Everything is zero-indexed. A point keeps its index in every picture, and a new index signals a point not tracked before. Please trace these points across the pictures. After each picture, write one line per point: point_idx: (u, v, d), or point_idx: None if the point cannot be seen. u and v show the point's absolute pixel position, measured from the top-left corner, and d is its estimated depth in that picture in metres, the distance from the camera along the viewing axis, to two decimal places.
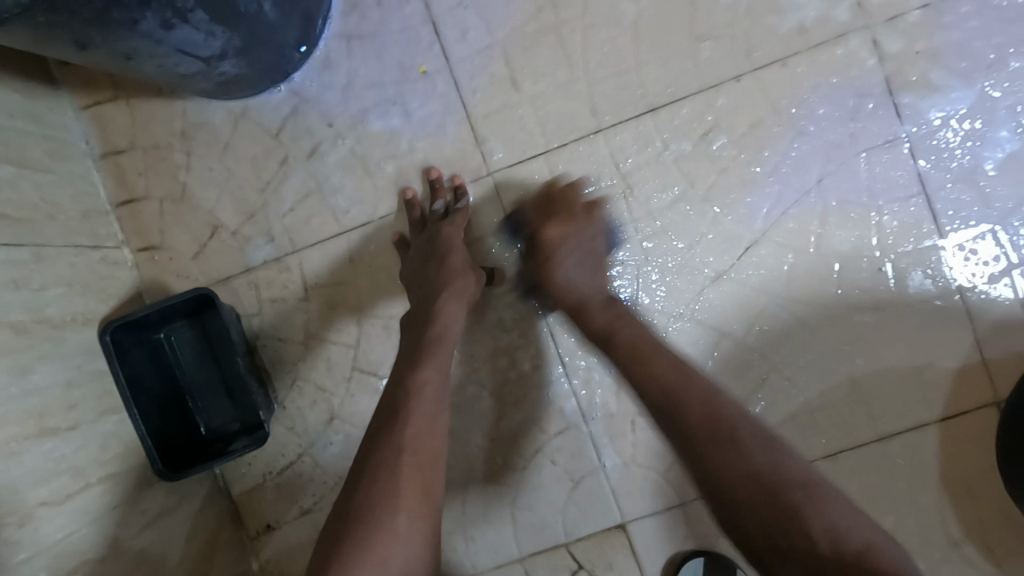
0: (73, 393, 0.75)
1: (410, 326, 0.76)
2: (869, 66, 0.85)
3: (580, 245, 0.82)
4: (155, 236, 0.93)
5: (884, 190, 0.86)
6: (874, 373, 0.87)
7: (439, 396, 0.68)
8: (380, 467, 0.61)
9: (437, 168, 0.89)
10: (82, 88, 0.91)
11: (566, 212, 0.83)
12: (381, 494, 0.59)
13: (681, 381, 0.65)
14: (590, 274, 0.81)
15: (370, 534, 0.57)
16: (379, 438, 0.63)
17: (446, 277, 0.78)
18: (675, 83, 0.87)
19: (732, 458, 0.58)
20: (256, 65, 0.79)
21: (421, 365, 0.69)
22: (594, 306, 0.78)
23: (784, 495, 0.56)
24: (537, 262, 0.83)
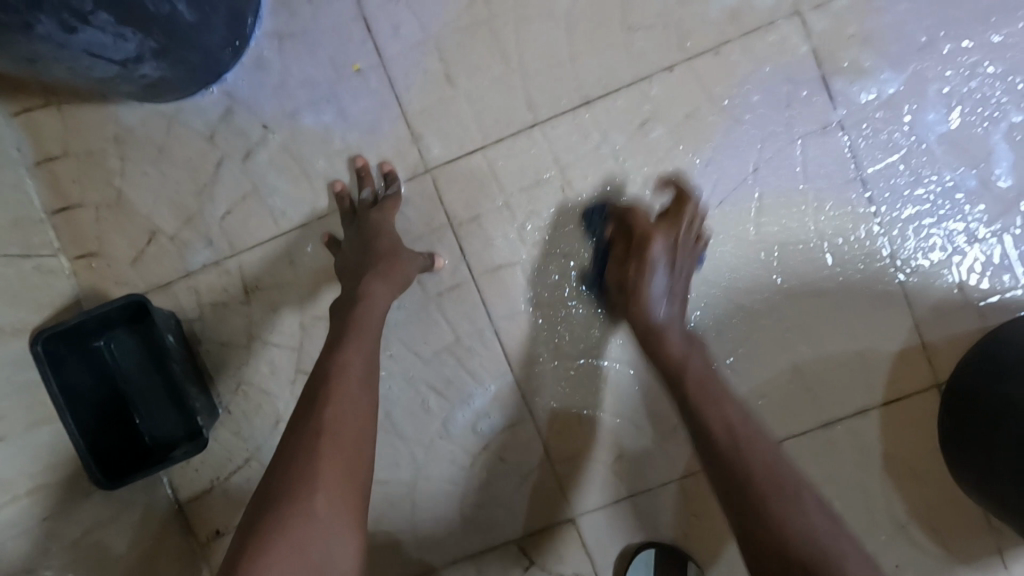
0: (1, 405, 0.74)
1: (335, 315, 0.76)
2: (800, 53, 0.85)
3: (675, 267, 0.80)
4: (92, 242, 0.91)
5: (818, 176, 0.86)
6: (816, 359, 0.88)
7: (362, 376, 0.68)
8: (298, 451, 0.60)
9: (363, 157, 0.89)
10: (12, 95, 0.90)
11: (671, 227, 0.81)
12: (298, 476, 0.58)
13: (742, 438, 0.66)
14: (673, 300, 0.79)
15: (287, 514, 0.56)
16: (299, 422, 0.63)
17: (370, 262, 0.79)
18: (609, 74, 0.87)
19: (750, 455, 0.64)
20: (181, 68, 0.78)
21: (341, 349, 0.70)
22: (670, 334, 0.77)
23: (755, 485, 0.62)
24: (633, 271, 0.80)
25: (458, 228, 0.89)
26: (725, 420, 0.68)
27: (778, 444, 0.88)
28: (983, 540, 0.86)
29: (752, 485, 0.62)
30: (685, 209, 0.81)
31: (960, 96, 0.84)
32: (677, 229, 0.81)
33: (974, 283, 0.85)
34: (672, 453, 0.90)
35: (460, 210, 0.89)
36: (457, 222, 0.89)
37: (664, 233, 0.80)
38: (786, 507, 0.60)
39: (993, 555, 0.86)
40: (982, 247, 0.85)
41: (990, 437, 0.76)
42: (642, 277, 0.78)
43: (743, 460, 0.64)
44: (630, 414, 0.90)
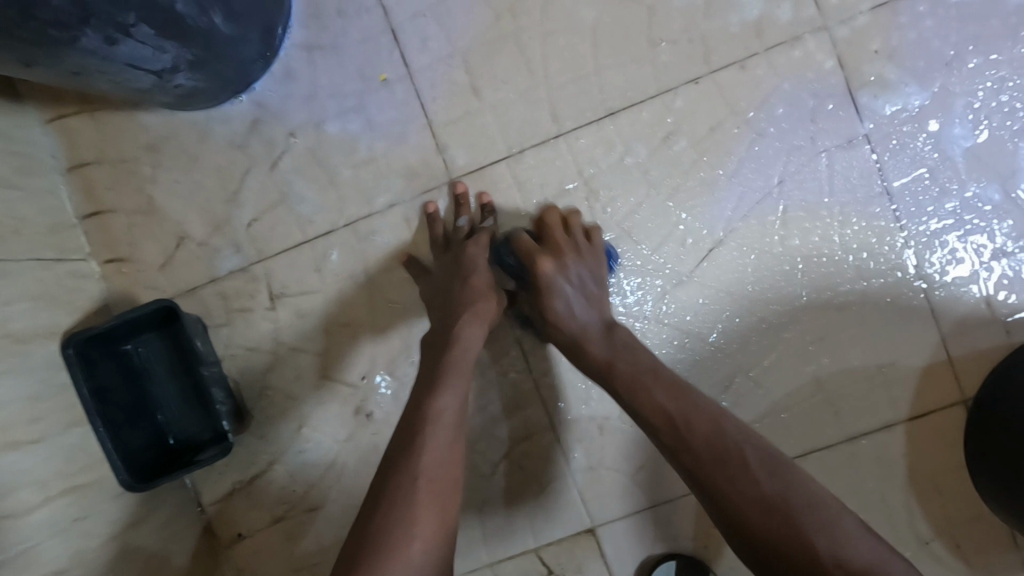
0: (37, 407, 0.76)
1: (429, 350, 0.76)
2: (826, 67, 0.85)
3: (575, 280, 0.79)
4: (123, 248, 0.93)
5: (843, 190, 0.86)
6: (840, 373, 0.87)
7: (454, 424, 0.69)
8: (398, 499, 0.62)
9: (464, 184, 0.89)
10: (49, 103, 0.92)
11: (556, 251, 0.81)
12: (396, 524, 0.60)
13: (684, 416, 0.66)
14: (589, 305, 0.78)
15: (384, 560, 0.58)
16: (396, 466, 0.64)
17: (468, 298, 0.78)
18: (633, 87, 0.87)
19: (647, 404, 0.68)
20: (214, 78, 0.80)
21: (437, 394, 0.70)
22: (592, 336, 0.76)
23: (728, 463, 0.63)
24: (535, 295, 0.80)
25: None
26: (664, 412, 0.67)
27: (799, 458, 0.88)
28: (1010, 558, 0.85)
29: (694, 454, 0.64)
30: (552, 223, 0.84)
31: (988, 111, 0.83)
32: (566, 247, 0.81)
33: (1001, 299, 0.85)
34: None
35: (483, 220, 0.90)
36: None
37: (546, 256, 0.80)
38: (735, 479, 0.62)
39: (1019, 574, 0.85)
40: (1009, 262, 0.84)
41: (1015, 451, 0.76)
42: (549, 298, 0.78)
43: (684, 446, 0.65)
44: None
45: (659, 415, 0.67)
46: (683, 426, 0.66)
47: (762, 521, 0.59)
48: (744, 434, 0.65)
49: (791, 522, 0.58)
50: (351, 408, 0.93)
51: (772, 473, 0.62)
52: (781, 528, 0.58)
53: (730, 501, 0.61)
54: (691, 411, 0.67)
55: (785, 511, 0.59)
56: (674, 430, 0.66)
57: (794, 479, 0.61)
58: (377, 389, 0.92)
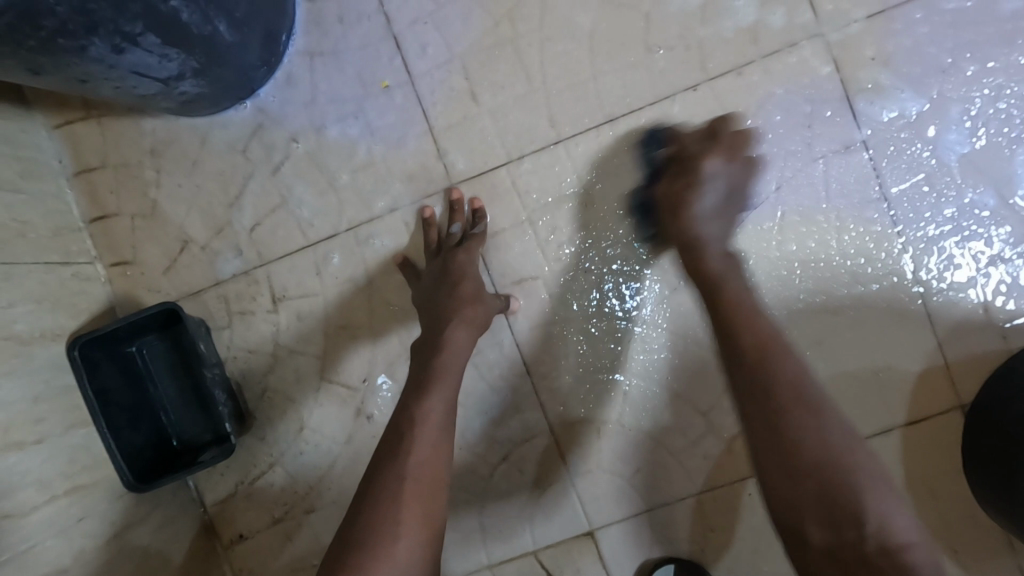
0: (41, 408, 0.77)
1: (418, 352, 0.78)
2: (822, 73, 0.85)
3: (727, 179, 0.78)
4: (127, 251, 0.95)
5: (840, 196, 0.86)
6: (836, 378, 0.88)
7: (442, 425, 0.70)
8: (385, 497, 0.63)
9: (458, 189, 0.90)
10: (55, 109, 0.94)
11: (721, 147, 0.79)
12: (382, 522, 0.61)
13: (776, 351, 0.65)
14: (722, 216, 0.77)
15: (370, 557, 0.59)
16: (383, 466, 0.66)
17: (455, 303, 0.80)
18: (631, 93, 0.88)
19: (760, 334, 0.66)
20: (217, 85, 0.81)
21: (426, 395, 0.71)
22: (711, 245, 0.75)
23: (800, 410, 0.60)
24: (682, 178, 0.79)
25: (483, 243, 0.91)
26: (756, 337, 0.66)
27: None
28: (1007, 563, 0.85)
29: (773, 391, 0.61)
30: (728, 128, 0.81)
31: (984, 117, 0.84)
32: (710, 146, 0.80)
33: (998, 305, 0.85)
34: (690, 467, 0.90)
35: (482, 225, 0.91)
36: None
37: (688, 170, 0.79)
38: (812, 427, 0.59)
39: None
40: (1006, 268, 0.85)
41: (1011, 456, 0.76)
42: (692, 194, 0.77)
43: (761, 376, 0.63)
44: (648, 429, 0.90)
45: (749, 343, 0.65)
46: (767, 357, 0.64)
47: (820, 473, 0.57)
48: (822, 395, 0.62)
49: (847, 483, 0.56)
50: (351, 410, 0.93)
51: (844, 435, 0.59)
52: (837, 487, 0.56)
53: (795, 447, 0.59)
54: (783, 355, 0.64)
55: (846, 476, 0.57)
56: (755, 363, 0.64)
57: (858, 447, 0.59)
58: (376, 392, 0.93)
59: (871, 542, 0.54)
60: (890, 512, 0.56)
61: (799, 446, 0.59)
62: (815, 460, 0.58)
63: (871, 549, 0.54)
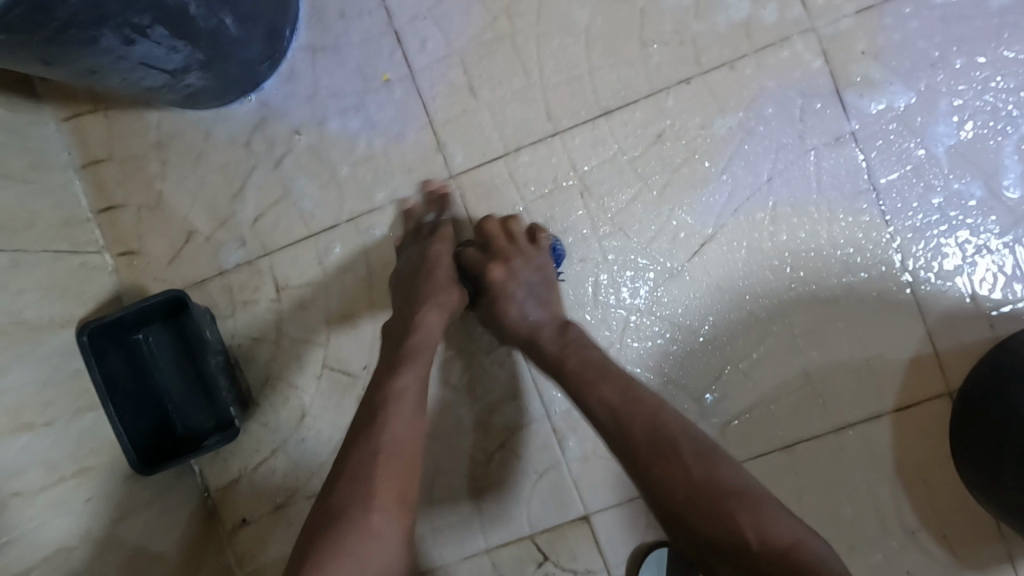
0: (50, 391, 0.79)
1: (391, 335, 0.79)
2: (813, 68, 0.87)
3: (536, 276, 0.85)
4: (134, 241, 0.97)
5: (830, 187, 0.88)
6: (828, 366, 0.89)
7: (415, 402, 0.72)
8: (358, 472, 0.65)
9: (433, 180, 0.93)
10: (64, 102, 0.96)
11: (511, 258, 0.85)
12: (356, 495, 0.63)
13: (626, 407, 0.70)
14: (542, 307, 0.84)
15: (345, 529, 0.61)
16: (357, 443, 0.67)
17: (430, 289, 0.82)
18: (626, 87, 0.90)
19: (593, 394, 0.72)
20: (222, 78, 0.83)
21: (398, 374, 0.73)
22: (544, 333, 0.82)
23: (665, 446, 0.65)
24: (494, 274, 0.84)
25: None
26: (609, 403, 0.71)
27: (787, 448, 0.90)
28: (993, 548, 0.87)
29: (631, 443, 0.67)
30: (515, 232, 0.87)
31: (972, 110, 0.86)
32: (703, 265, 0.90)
33: (986, 294, 0.87)
34: None
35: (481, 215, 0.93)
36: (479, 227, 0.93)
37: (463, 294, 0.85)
38: (668, 460, 0.64)
39: (1003, 563, 0.87)
40: (994, 257, 0.86)
41: (997, 441, 0.78)
42: (504, 300, 0.83)
43: (625, 435, 0.68)
44: None
45: (602, 405, 0.71)
46: (626, 414, 0.69)
47: (694, 504, 0.61)
48: (684, 427, 0.67)
49: (721, 505, 0.60)
50: (351, 398, 0.95)
51: (705, 454, 0.65)
52: (708, 507, 0.61)
53: (664, 492, 0.63)
54: (632, 399, 0.70)
55: (720, 495, 0.61)
56: (619, 430, 0.69)
57: (724, 466, 0.64)
58: None
59: (756, 546, 0.57)
60: (761, 517, 0.59)
61: (665, 485, 0.63)
62: (681, 493, 0.62)
63: (762, 558, 0.56)
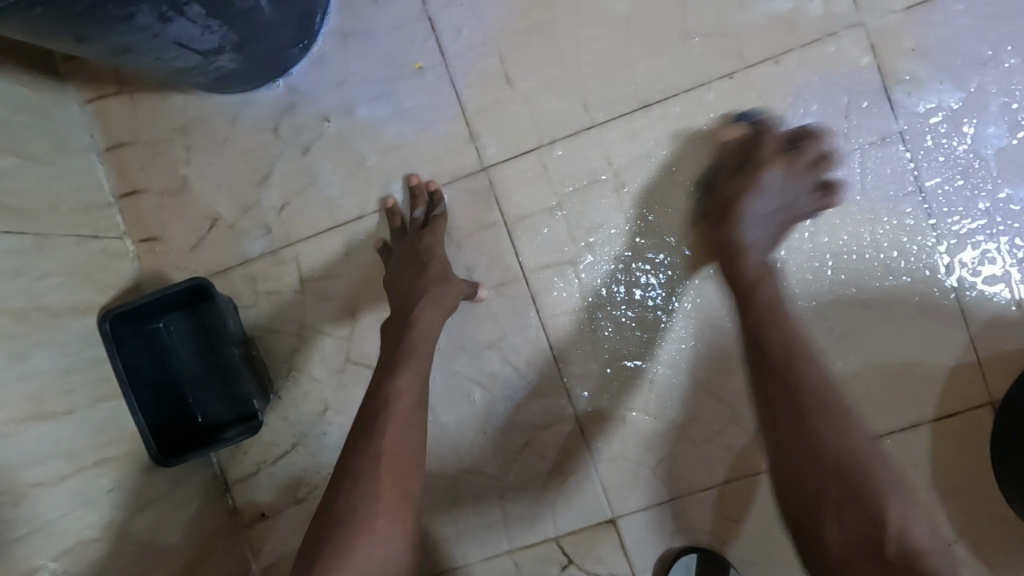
0: (72, 379, 0.77)
1: (387, 333, 0.78)
2: (861, 64, 0.85)
3: (779, 203, 0.79)
4: (156, 227, 0.95)
5: (874, 187, 0.86)
6: (866, 372, 0.87)
7: (416, 403, 0.70)
8: (361, 475, 0.63)
9: (417, 175, 0.91)
10: (88, 84, 0.94)
11: (789, 161, 0.80)
12: (360, 500, 0.62)
13: (799, 355, 0.68)
14: (772, 229, 0.79)
15: (349, 535, 0.60)
16: (358, 445, 0.66)
17: (426, 283, 0.80)
18: (666, 80, 0.87)
19: (768, 333, 0.70)
20: (252, 61, 0.81)
21: (397, 374, 0.72)
22: (749, 250, 0.77)
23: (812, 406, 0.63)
24: (740, 177, 0.81)
25: (511, 227, 0.90)
26: (781, 345, 0.68)
27: None
28: None
29: (793, 392, 0.65)
30: (811, 150, 0.82)
31: None
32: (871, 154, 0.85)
33: None
34: (714, 458, 0.90)
35: (513, 208, 0.90)
36: (509, 220, 0.90)
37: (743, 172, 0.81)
38: (834, 419, 0.62)
39: None
40: None
41: None
42: (746, 199, 0.79)
43: (789, 372, 0.66)
44: (674, 418, 0.90)
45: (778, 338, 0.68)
46: (792, 359, 0.67)
47: (825, 475, 0.59)
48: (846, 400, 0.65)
49: (867, 485, 0.58)
50: None
51: (869, 443, 0.62)
52: (859, 487, 0.58)
53: (813, 440, 0.61)
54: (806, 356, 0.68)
55: (862, 476, 0.59)
56: (787, 361, 0.67)
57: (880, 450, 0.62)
58: None
59: (891, 543, 0.55)
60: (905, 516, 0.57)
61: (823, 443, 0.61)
62: (830, 461, 0.60)
63: (888, 546, 0.55)
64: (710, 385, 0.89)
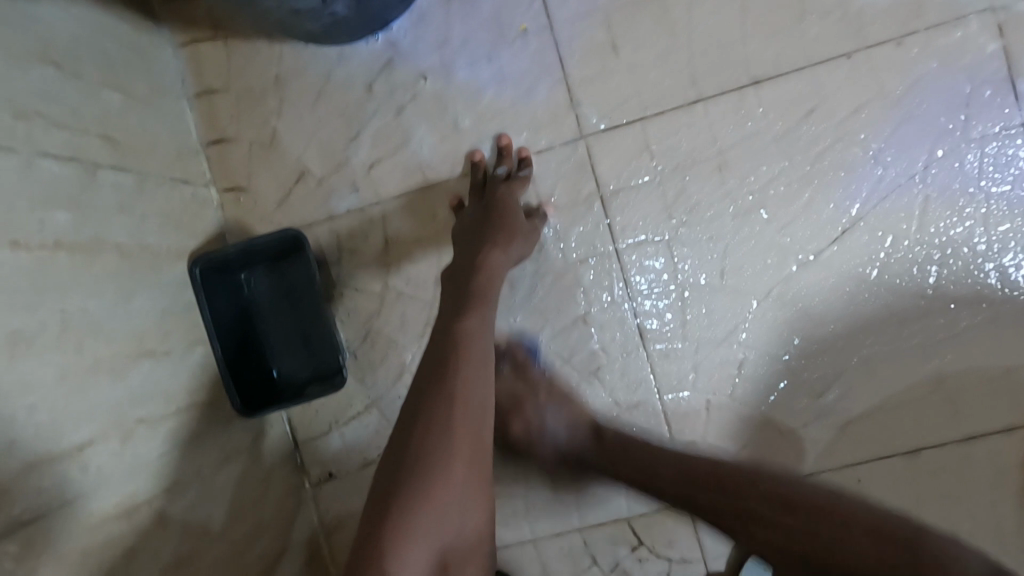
0: (168, 321, 0.76)
1: (453, 278, 0.74)
2: (987, 52, 0.81)
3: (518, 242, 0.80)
4: (242, 178, 0.93)
5: (992, 181, 0.82)
6: (966, 372, 0.84)
7: (486, 347, 0.67)
8: (437, 418, 0.60)
9: (508, 136, 0.89)
10: (183, 27, 0.92)
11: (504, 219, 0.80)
12: (437, 444, 0.59)
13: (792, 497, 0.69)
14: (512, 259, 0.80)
15: (427, 479, 0.58)
16: (432, 386, 0.62)
17: (497, 231, 0.78)
18: (780, 58, 0.84)
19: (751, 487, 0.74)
20: (363, 10, 0.79)
21: (467, 318, 0.68)
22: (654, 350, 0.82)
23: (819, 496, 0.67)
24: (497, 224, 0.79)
25: (607, 201, 0.88)
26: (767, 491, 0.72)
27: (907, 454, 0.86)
28: None
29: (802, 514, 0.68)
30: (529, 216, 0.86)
31: None
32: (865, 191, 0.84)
33: None
34: (798, 449, 0.88)
35: (610, 181, 0.88)
36: (605, 193, 0.88)
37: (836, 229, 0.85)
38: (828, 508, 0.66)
39: None
40: None
41: None
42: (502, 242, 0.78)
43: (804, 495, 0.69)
44: (758, 405, 0.88)
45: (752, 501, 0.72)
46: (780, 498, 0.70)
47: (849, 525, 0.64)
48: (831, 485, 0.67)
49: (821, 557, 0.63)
50: None
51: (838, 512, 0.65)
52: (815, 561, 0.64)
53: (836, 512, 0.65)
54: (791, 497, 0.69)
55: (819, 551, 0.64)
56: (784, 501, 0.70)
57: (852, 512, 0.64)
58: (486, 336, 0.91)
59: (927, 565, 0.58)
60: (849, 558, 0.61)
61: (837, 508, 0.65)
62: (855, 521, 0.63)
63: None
64: (798, 372, 0.87)
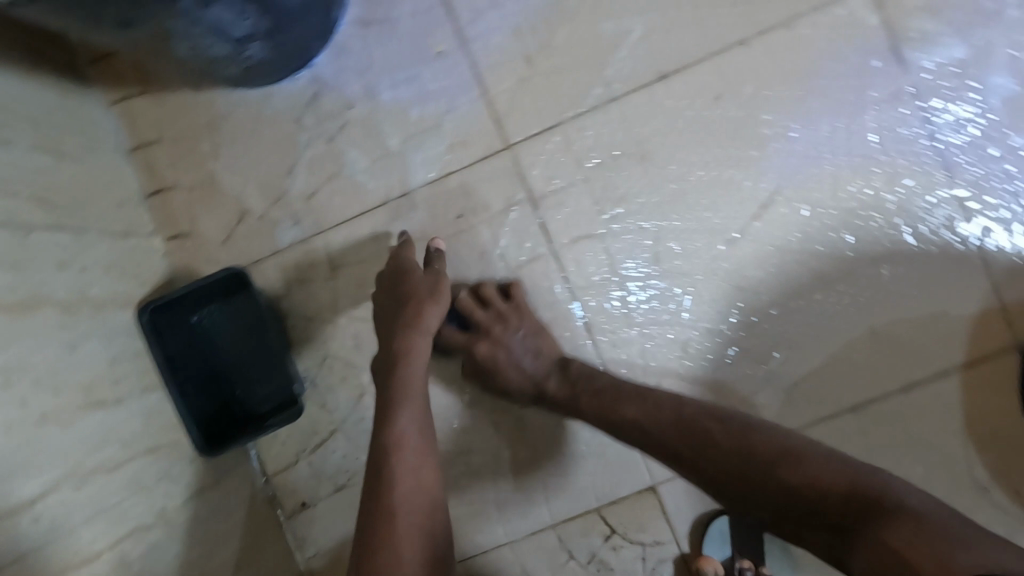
0: (118, 368, 0.78)
1: (379, 376, 0.80)
2: (870, 24, 0.87)
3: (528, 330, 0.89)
4: (185, 223, 0.96)
5: (891, 143, 0.87)
6: (896, 324, 0.88)
7: (420, 445, 0.74)
8: (381, 529, 0.66)
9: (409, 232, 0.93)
10: (113, 85, 0.95)
11: (494, 338, 0.88)
12: (385, 550, 0.64)
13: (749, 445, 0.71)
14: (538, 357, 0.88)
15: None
16: (374, 502, 0.69)
17: (410, 306, 0.81)
18: (683, 51, 0.89)
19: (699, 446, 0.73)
20: (280, 50, 0.83)
21: (397, 421, 0.74)
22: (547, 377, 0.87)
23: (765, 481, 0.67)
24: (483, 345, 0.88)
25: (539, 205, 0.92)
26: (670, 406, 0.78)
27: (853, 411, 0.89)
28: None
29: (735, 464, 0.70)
30: (489, 289, 0.91)
31: None
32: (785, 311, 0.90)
33: None
34: None
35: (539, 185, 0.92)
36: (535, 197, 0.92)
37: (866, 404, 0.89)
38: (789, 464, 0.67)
39: None
40: None
41: None
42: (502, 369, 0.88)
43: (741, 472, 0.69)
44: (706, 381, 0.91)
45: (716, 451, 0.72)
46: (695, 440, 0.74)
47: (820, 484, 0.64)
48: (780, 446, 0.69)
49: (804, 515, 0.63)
50: None
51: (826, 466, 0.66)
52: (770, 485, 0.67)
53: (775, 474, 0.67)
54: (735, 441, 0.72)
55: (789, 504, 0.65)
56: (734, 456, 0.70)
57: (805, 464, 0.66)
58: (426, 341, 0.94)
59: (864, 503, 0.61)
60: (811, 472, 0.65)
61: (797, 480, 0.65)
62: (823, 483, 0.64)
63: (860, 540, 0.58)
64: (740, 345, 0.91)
